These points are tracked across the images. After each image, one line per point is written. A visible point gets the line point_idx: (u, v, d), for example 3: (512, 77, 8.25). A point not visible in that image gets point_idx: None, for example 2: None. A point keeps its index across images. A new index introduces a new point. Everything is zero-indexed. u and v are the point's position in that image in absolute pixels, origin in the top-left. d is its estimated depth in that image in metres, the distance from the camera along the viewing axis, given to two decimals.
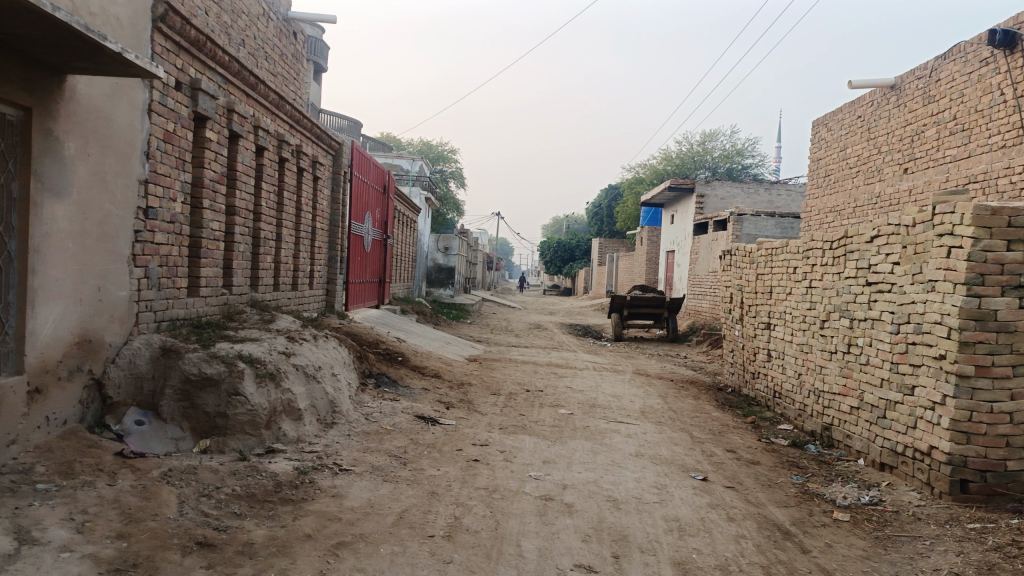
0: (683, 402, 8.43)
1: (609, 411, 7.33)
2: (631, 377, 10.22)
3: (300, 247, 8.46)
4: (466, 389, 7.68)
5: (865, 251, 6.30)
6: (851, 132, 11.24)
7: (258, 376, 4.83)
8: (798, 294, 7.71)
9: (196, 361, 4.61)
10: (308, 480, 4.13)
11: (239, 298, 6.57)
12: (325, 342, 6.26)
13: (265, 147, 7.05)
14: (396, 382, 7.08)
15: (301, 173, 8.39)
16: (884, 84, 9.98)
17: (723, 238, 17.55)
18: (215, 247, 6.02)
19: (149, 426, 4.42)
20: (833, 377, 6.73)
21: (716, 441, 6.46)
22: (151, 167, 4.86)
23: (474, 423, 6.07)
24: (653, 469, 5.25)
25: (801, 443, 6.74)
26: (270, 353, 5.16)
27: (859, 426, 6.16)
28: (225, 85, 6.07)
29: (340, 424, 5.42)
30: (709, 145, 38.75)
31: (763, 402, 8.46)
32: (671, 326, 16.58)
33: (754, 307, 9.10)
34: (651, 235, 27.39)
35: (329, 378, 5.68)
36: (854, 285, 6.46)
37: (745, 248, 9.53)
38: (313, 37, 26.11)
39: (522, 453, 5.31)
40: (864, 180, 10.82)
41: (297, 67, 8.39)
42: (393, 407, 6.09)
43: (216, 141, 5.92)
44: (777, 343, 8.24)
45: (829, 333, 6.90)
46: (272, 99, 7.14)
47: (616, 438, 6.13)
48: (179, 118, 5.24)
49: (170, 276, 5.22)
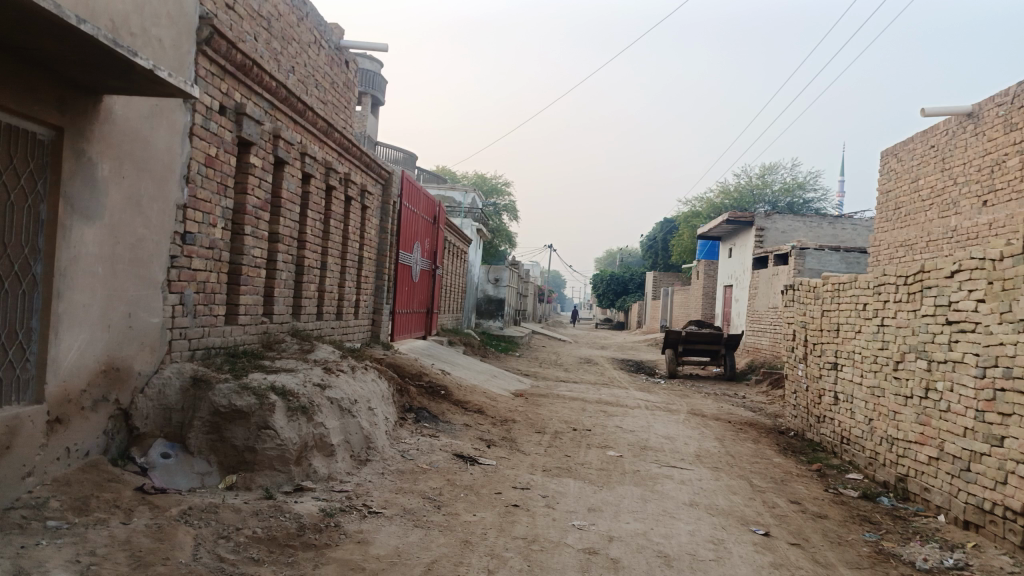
0: (741, 446, 7.92)
1: (661, 454, 6.90)
2: (686, 416, 9.72)
3: (346, 276, 8.34)
4: (511, 426, 7.36)
5: (945, 287, 5.80)
6: (923, 163, 10.65)
7: (290, 409, 4.62)
8: (869, 332, 7.19)
9: (226, 392, 4.43)
10: (334, 523, 3.86)
11: (279, 327, 6.43)
12: (364, 374, 6.03)
13: (312, 175, 6.97)
14: (437, 418, 6.81)
15: (349, 202, 8.31)
16: (960, 111, 9.42)
17: (784, 273, 16.90)
18: (256, 275, 5.91)
19: (175, 459, 4.25)
20: (909, 424, 6.17)
21: (778, 490, 5.97)
22: (190, 191, 4.76)
23: (516, 464, 5.73)
24: (709, 521, 4.82)
25: (873, 495, 6.18)
26: (304, 384, 4.95)
27: (939, 479, 5.60)
28: (272, 111, 6.01)
29: (375, 462, 5.16)
30: (768, 178, 37.92)
31: (829, 448, 7.88)
32: (728, 363, 15.91)
33: (819, 346, 8.56)
34: (707, 269, 26.70)
35: (365, 412, 5.44)
36: (932, 323, 5.94)
37: (809, 282, 9.02)
38: (371, 72, 26.71)
39: (566, 499, 4.95)
40: (938, 213, 10.20)
41: (348, 97, 8.37)
42: (431, 445, 5.81)
43: (261, 167, 5.84)
44: (845, 385, 7.68)
45: (903, 376, 6.36)
46: (321, 126, 7.08)
47: (668, 484, 5.71)
48: (222, 143, 5.16)
49: (207, 303, 5.09)
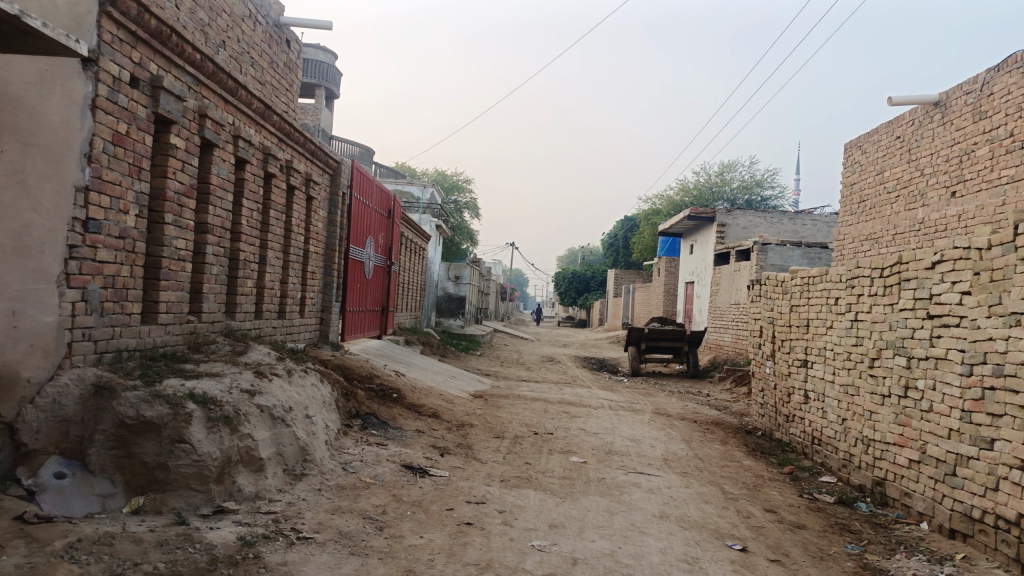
0: (710, 448, 7.54)
1: (627, 459, 6.46)
2: (651, 417, 9.34)
3: (289, 272, 7.74)
4: (467, 431, 6.85)
5: (925, 279, 5.47)
6: (889, 154, 10.44)
7: (209, 419, 4.06)
8: (842, 328, 6.86)
9: (133, 402, 3.84)
10: (253, 554, 3.31)
11: (210, 326, 5.83)
12: (302, 378, 5.46)
13: (246, 160, 6.37)
14: (386, 424, 6.28)
15: (291, 191, 7.71)
16: (927, 100, 9.21)
17: (747, 269, 16.71)
18: (180, 269, 5.31)
19: (72, 480, 3.65)
20: (886, 425, 5.85)
21: (752, 498, 5.58)
22: (94, 172, 4.16)
23: (471, 475, 5.23)
24: (681, 536, 4.40)
25: (850, 501, 5.85)
26: (229, 391, 4.39)
27: (921, 484, 5.27)
28: (196, 86, 5.40)
29: (311, 477, 4.62)
30: (727, 176, 38.06)
31: (800, 449, 7.56)
32: (691, 361, 15.70)
33: (788, 342, 8.23)
34: (669, 266, 26.56)
35: (301, 421, 4.89)
36: (912, 317, 5.61)
37: (777, 276, 8.71)
38: (326, 62, 25.92)
39: (525, 514, 4.47)
40: (904, 205, 9.99)
41: (290, 78, 7.76)
42: (377, 455, 5.27)
43: (184, 148, 5.24)
44: (816, 383, 7.36)
45: (880, 373, 6.03)
46: (256, 107, 6.47)
47: (636, 494, 5.26)
48: (134, 119, 4.56)
49: (118, 299, 4.48)
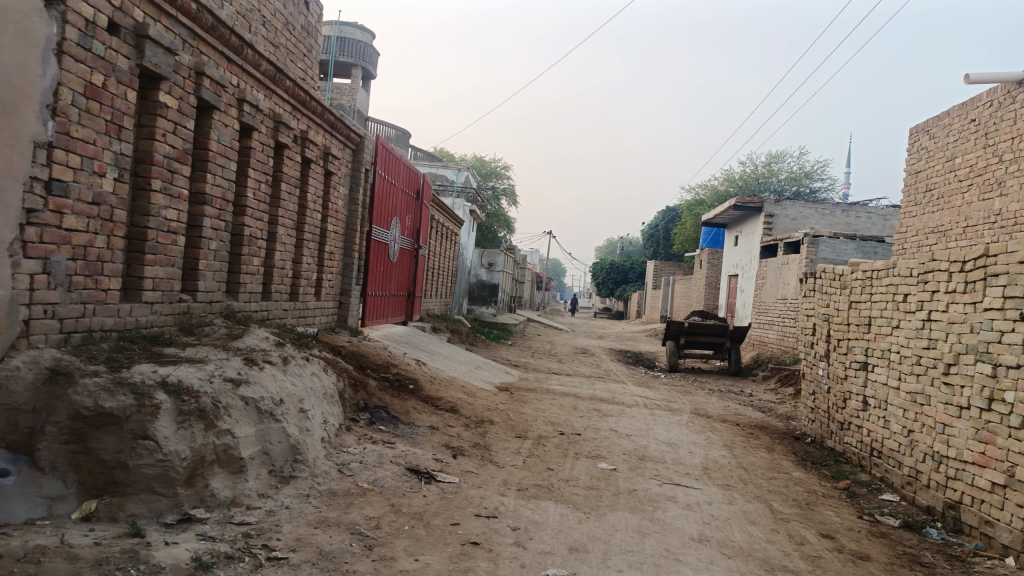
0: (755, 456, 6.82)
1: (661, 467, 5.80)
2: (689, 418, 8.64)
3: (303, 251, 7.23)
4: (486, 429, 6.27)
5: (1018, 274, 4.69)
6: (962, 139, 9.52)
7: (180, 413, 3.53)
8: (912, 328, 6.08)
9: (92, 391, 3.30)
10: None
11: (206, 307, 5.33)
12: (301, 366, 4.92)
13: (252, 126, 5.83)
14: (396, 418, 5.73)
15: (307, 164, 7.18)
16: (1010, 78, 8.31)
17: (795, 262, 15.78)
18: (171, 242, 4.80)
19: (15, 479, 3.11)
20: (964, 441, 5.09)
21: (805, 518, 4.90)
22: (60, 127, 3.64)
23: (485, 482, 4.64)
24: (723, 566, 3.75)
25: (918, 526, 5.11)
26: (209, 381, 3.87)
27: (1006, 512, 4.51)
28: (192, 41, 4.86)
29: (300, 480, 4.09)
30: (775, 166, 36.75)
31: (857, 461, 6.80)
32: (733, 358, 14.87)
33: (846, 343, 7.46)
34: (711, 258, 25.62)
35: (294, 415, 4.35)
36: (1000, 319, 4.83)
37: (835, 269, 7.92)
38: (362, 42, 25.54)
39: (542, 533, 3.86)
40: (978, 195, 9.08)
41: (308, 42, 7.22)
42: (379, 455, 4.71)
43: (177, 109, 4.72)
44: (877, 389, 6.60)
45: (958, 382, 5.27)
46: (265, 69, 5.93)
47: (671, 510, 4.62)
48: (113, 70, 4.04)
49: (90, 273, 3.98)
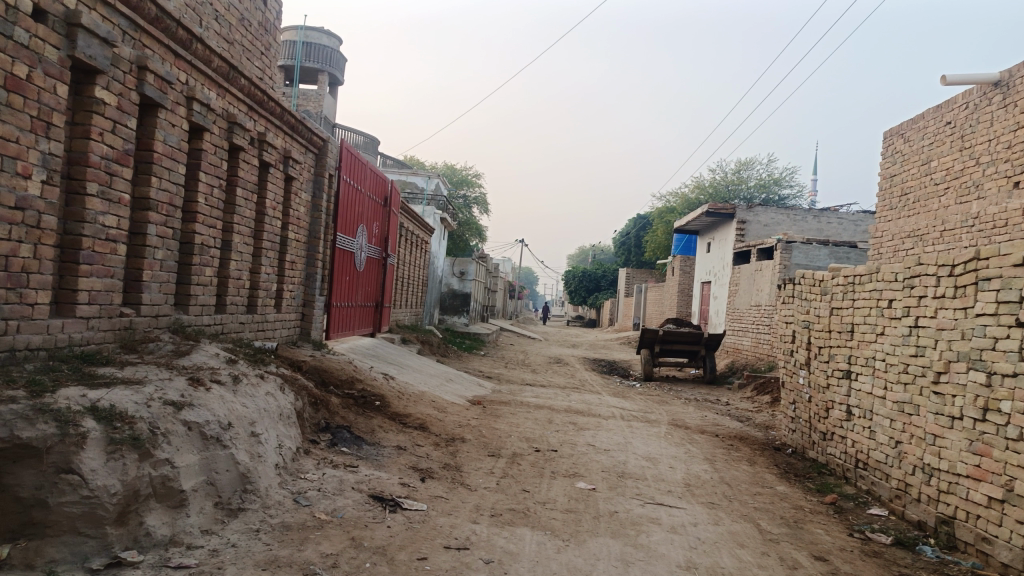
0: (738, 470, 6.57)
1: (642, 485, 5.50)
2: (667, 430, 8.38)
3: (261, 260, 6.83)
4: (457, 447, 5.92)
5: (1012, 278, 4.49)
6: (937, 142, 9.44)
7: (111, 442, 3.13)
8: (898, 335, 5.88)
9: (7, 420, 2.87)
10: None
11: (151, 321, 4.92)
12: (255, 386, 4.54)
13: (203, 127, 5.44)
14: (360, 438, 5.36)
15: (265, 168, 6.79)
16: (986, 80, 8.23)
17: (769, 268, 15.69)
18: (110, 251, 4.40)
19: None
20: (956, 453, 4.87)
21: (795, 539, 4.63)
22: None
23: (455, 509, 4.29)
24: None
25: (910, 543, 4.88)
26: (147, 405, 3.49)
27: (1004, 529, 4.29)
28: (134, 33, 4.48)
29: (250, 512, 3.71)
30: (744, 174, 36.99)
31: (842, 474, 6.58)
32: (707, 366, 14.66)
33: (827, 351, 7.25)
34: (684, 265, 25.56)
35: (244, 440, 3.98)
36: (993, 325, 4.63)
37: (814, 275, 7.72)
38: (329, 48, 25.09)
39: (518, 566, 3.52)
40: (955, 198, 8.98)
41: (265, 40, 6.84)
42: (340, 482, 4.34)
43: (116, 106, 4.32)
44: (861, 398, 6.39)
45: (949, 391, 5.07)
46: (218, 66, 5.54)
47: (656, 534, 4.31)
48: (39, 61, 3.65)
49: (12, 286, 3.58)
